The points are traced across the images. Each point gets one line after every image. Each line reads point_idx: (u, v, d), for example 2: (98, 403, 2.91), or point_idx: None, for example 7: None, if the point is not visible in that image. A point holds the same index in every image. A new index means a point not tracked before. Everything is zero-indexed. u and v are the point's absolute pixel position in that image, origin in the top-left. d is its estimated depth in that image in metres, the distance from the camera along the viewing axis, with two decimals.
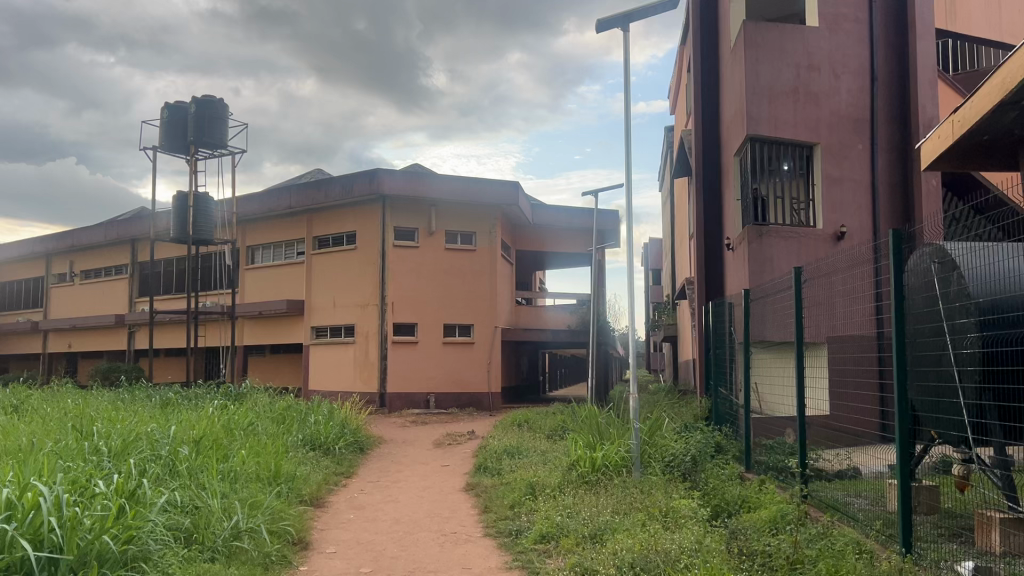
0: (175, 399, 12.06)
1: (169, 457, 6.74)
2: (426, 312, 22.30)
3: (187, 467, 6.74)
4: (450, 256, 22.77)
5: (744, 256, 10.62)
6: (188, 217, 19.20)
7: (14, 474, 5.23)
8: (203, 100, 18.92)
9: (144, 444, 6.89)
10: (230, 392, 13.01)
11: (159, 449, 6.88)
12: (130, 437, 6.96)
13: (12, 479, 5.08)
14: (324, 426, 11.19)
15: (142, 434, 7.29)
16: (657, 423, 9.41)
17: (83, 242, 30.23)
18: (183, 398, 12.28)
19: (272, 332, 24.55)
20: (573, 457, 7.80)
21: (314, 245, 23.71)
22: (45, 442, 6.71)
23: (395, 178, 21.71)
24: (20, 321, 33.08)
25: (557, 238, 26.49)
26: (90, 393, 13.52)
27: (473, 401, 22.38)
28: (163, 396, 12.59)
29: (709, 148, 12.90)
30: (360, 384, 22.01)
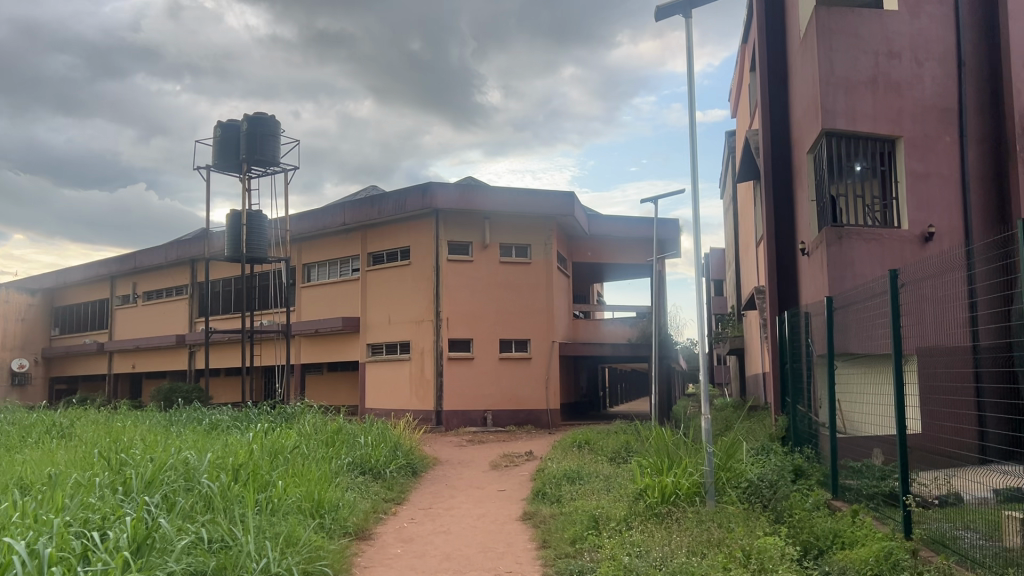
0: (224, 422, 11.68)
1: (201, 489, 6.28)
2: (482, 328, 21.78)
3: (220, 499, 6.27)
4: (505, 269, 22.22)
5: (823, 261, 9.76)
6: (241, 235, 19.07)
7: (25, 515, 4.81)
8: (255, 118, 18.83)
9: (176, 474, 6.46)
10: (281, 413, 12.62)
11: (192, 480, 6.43)
12: (162, 466, 6.54)
13: (21, 521, 4.65)
14: (375, 448, 10.69)
15: (177, 462, 6.87)
16: (732, 444, 8.63)
17: (145, 264, 30.67)
18: (232, 420, 11.96)
19: (329, 350, 24.34)
20: (640, 485, 7.10)
21: (369, 261, 23.44)
22: (74, 472, 6.33)
23: (448, 192, 21.33)
24: (86, 342, 33.74)
25: (615, 250, 25.73)
26: (142, 415, 13.29)
27: (532, 418, 21.72)
28: (212, 418, 12.24)
29: (778, 147, 12.06)
30: (416, 402, 21.57)
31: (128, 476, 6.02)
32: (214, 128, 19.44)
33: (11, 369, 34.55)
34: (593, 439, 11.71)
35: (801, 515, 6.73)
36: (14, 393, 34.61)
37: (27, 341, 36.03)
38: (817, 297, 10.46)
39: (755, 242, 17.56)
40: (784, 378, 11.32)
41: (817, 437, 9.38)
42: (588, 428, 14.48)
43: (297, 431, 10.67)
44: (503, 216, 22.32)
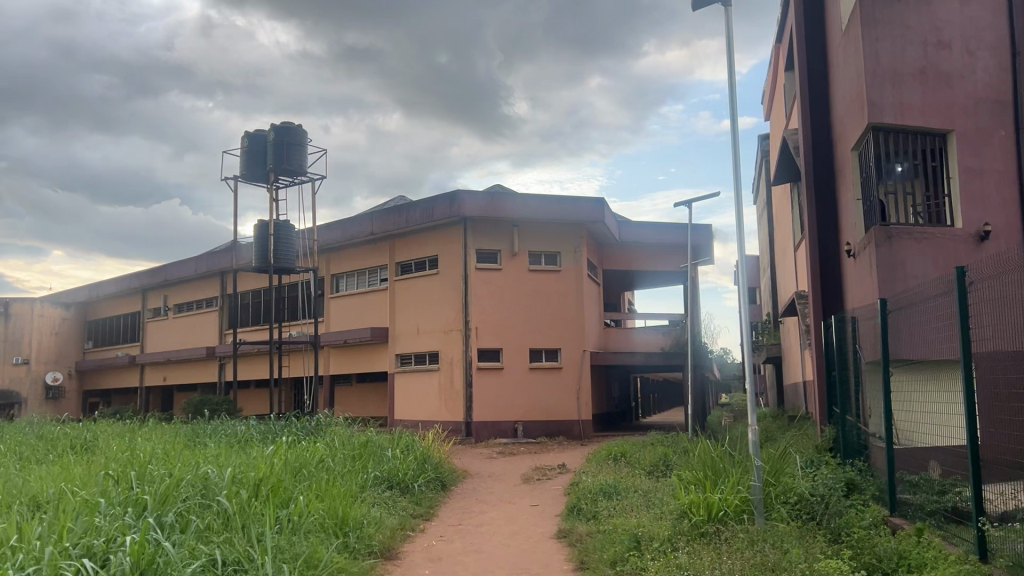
0: (251, 435, 11.42)
1: (218, 508, 5.97)
2: (512, 337, 21.40)
3: (238, 518, 5.95)
4: (535, 277, 21.84)
5: (871, 263, 9.25)
6: (269, 245, 18.88)
7: (24, 548, 4.53)
8: (282, 127, 18.67)
9: (193, 494, 6.15)
10: (307, 425, 12.34)
11: (209, 499, 6.12)
12: (178, 484, 6.24)
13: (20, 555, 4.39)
14: (403, 461, 10.33)
15: (195, 479, 6.57)
16: (778, 457, 8.15)
17: (176, 276, 30.78)
18: (257, 433, 11.69)
19: (357, 361, 24.11)
20: (684, 501, 6.65)
21: (397, 271, 23.19)
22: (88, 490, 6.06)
23: (476, 199, 21.05)
24: (118, 356, 33.95)
25: (647, 257, 25.24)
26: (169, 428, 13.09)
27: (563, 429, 21.24)
28: (239, 430, 11.98)
29: (820, 145, 11.55)
30: (446, 413, 21.24)
31: (141, 494, 5.74)
32: (242, 138, 19.33)
33: (45, 382, 34.98)
34: (630, 451, 11.26)
35: (859, 535, 6.23)
36: (48, 406, 34.97)
37: (61, 354, 36.40)
38: (864, 301, 9.94)
39: (794, 246, 17.00)
40: (831, 386, 10.78)
41: (869, 449, 8.84)
42: (623, 440, 14.01)
43: (324, 444, 10.35)
44: (531, 224, 21.95)
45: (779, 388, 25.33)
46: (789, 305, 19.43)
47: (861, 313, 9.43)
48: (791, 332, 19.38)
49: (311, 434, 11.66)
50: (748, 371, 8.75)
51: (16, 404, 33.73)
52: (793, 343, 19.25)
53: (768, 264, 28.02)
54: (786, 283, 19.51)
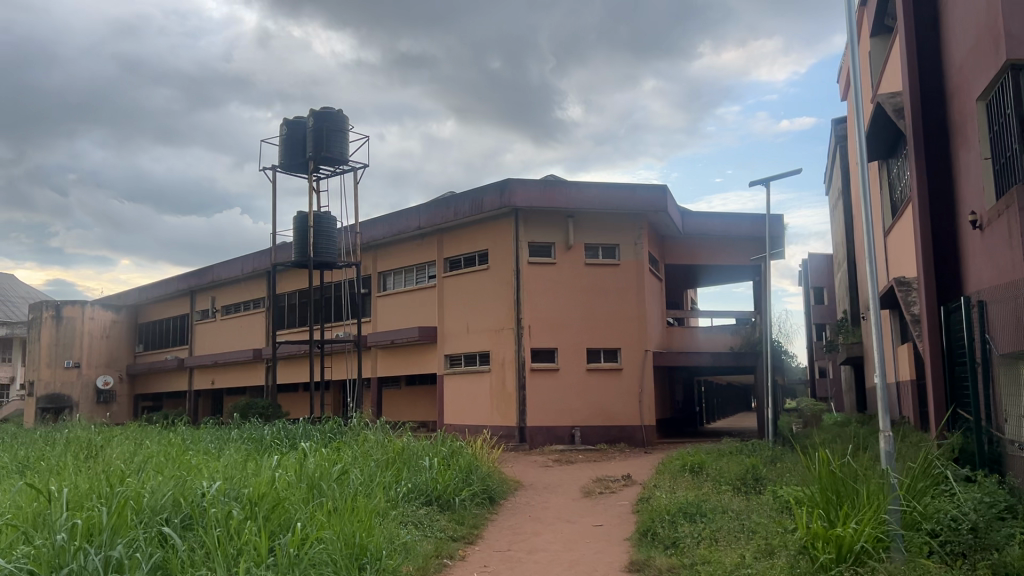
0: (278, 444, 10.21)
1: (187, 547, 4.91)
2: (568, 336, 19.92)
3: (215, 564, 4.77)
4: (593, 271, 20.31)
5: (1012, 231, 7.53)
6: (308, 238, 17.62)
7: None
8: (322, 113, 17.48)
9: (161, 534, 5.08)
10: (340, 432, 11.10)
11: (181, 540, 4.98)
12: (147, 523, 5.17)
13: None
14: (443, 471, 8.91)
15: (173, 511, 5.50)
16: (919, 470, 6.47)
17: (222, 277, 30.23)
18: (281, 440, 10.50)
19: (404, 362, 22.90)
20: (812, 539, 5.14)
21: (446, 267, 21.92)
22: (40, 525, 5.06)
23: (528, 188, 19.66)
24: (168, 358, 33.50)
25: (713, 249, 23.51)
26: (195, 434, 11.95)
27: (624, 436, 19.64)
28: (264, 438, 10.76)
29: (932, 102, 9.82)
30: (498, 417, 19.86)
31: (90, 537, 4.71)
32: (281, 127, 18.23)
33: (96, 386, 34.79)
34: (710, 461, 9.68)
35: None
36: (100, 410, 34.76)
37: (112, 358, 36.17)
38: (995, 280, 8.21)
39: (887, 231, 15.19)
40: (952, 385, 9.01)
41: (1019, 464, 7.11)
42: (696, 449, 12.40)
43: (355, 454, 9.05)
44: (588, 214, 20.44)
45: (858, 392, 23.29)
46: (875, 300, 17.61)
47: (996, 294, 7.72)
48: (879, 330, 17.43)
49: (346, 441, 10.36)
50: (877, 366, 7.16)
51: (68, 407, 33.89)
52: (880, 342, 17.41)
53: (843, 257, 25.98)
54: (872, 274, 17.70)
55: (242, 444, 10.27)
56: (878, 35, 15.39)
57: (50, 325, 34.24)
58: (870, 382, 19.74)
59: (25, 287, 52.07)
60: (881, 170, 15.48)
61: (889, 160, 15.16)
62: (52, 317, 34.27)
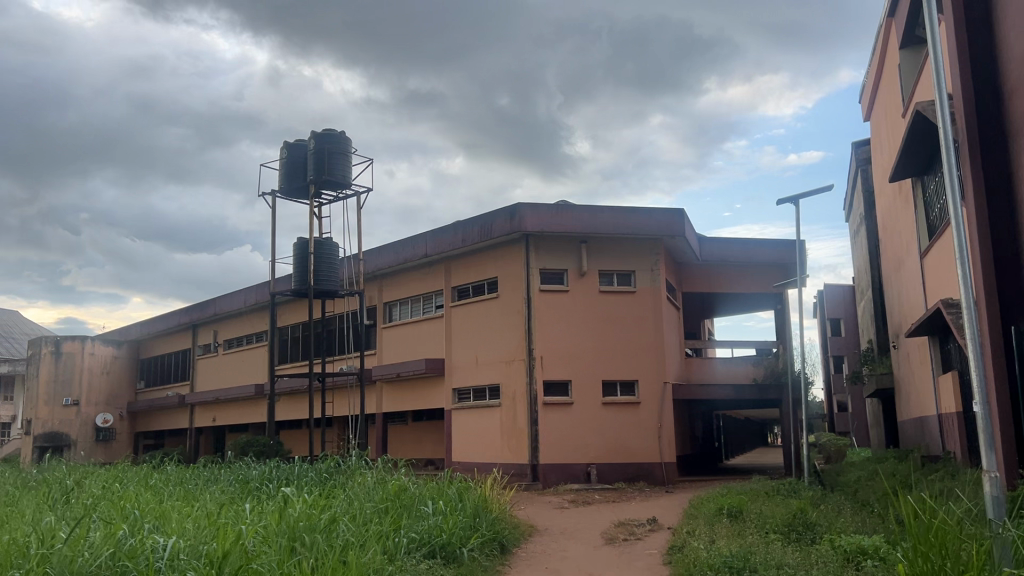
0: (266, 486, 9.22)
1: None
2: (582, 368, 18.91)
3: None
4: (607, 300, 19.35)
5: None
6: (308, 265, 16.69)
7: None
8: (323, 134, 16.71)
9: None
10: (337, 474, 10.09)
11: None
12: None
13: None
14: (449, 518, 7.88)
15: None
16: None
17: (224, 310, 29.42)
18: (267, 483, 9.49)
19: (411, 397, 21.88)
20: None
21: (453, 296, 21.02)
22: None
23: (539, 213, 18.80)
24: (169, 395, 32.56)
25: (733, 277, 22.53)
26: (180, 476, 10.96)
27: (644, 474, 18.52)
28: (251, 481, 9.76)
29: (988, 107, 8.97)
30: (509, 454, 18.78)
31: None
32: (281, 150, 17.43)
33: (95, 425, 33.82)
34: (747, 506, 8.63)
35: None
36: (99, 449, 33.76)
37: (113, 395, 35.26)
38: None
39: (923, 253, 14.20)
40: None
41: None
42: (727, 490, 11.37)
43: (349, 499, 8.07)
44: (602, 240, 19.54)
45: (889, 426, 22.09)
46: (908, 329, 16.58)
47: None
48: (914, 359, 16.34)
49: (341, 483, 9.35)
50: (975, 397, 6.51)
51: (66, 446, 32.91)
52: (916, 372, 16.31)
53: (866, 286, 24.94)
54: (904, 301, 16.70)
55: (225, 487, 9.28)
56: (907, 46, 14.62)
57: (49, 361, 33.37)
58: (903, 416, 18.58)
59: (28, 324, 51.42)
60: (915, 188, 14.53)
61: (923, 178, 14.25)
62: (51, 353, 33.43)
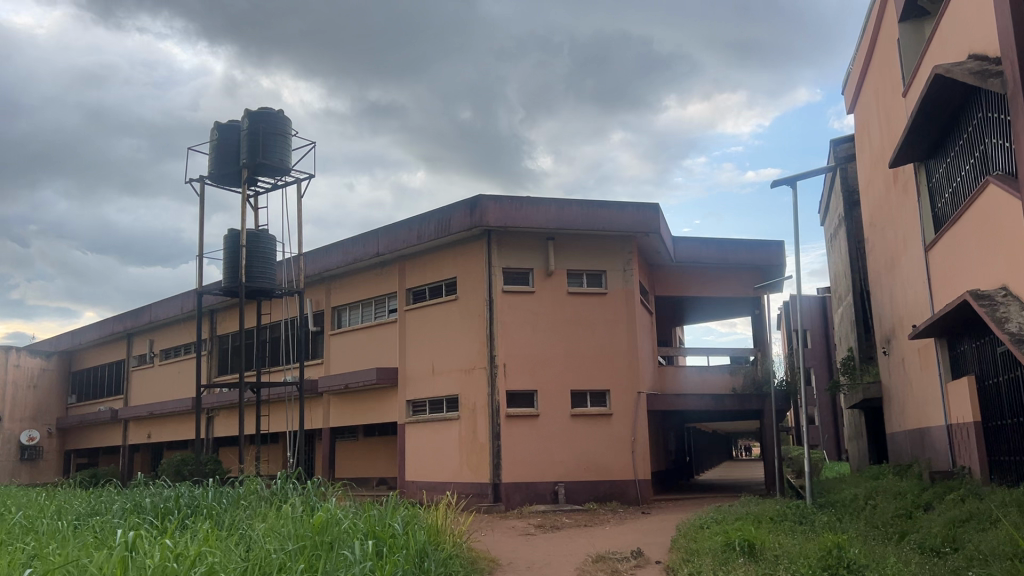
0: (162, 527, 7.37)
1: None
2: (550, 377, 17.22)
3: None
4: (576, 302, 17.70)
5: None
6: (240, 260, 14.72)
7: None
8: (258, 113, 14.83)
9: None
10: (251, 506, 8.22)
11: None
12: None
13: None
14: (382, 563, 6.11)
15: None
16: None
17: (159, 317, 27.17)
18: (159, 522, 7.56)
19: (362, 410, 19.93)
20: None
21: (408, 299, 19.19)
22: None
23: (501, 206, 17.07)
24: (100, 410, 30.08)
25: (709, 279, 21.04)
26: (64, 505, 8.99)
27: (616, 492, 16.87)
28: (146, 517, 7.90)
29: None
30: (469, 472, 16.97)
31: None
32: (211, 132, 15.44)
33: (20, 442, 31.14)
34: (763, 542, 6.95)
35: None
36: (25, 469, 31.09)
37: (40, 411, 32.63)
38: None
39: (928, 246, 12.84)
40: None
41: None
42: (719, 517, 9.78)
43: (244, 546, 6.30)
44: (571, 236, 17.93)
45: (873, 439, 20.73)
46: (905, 333, 15.21)
47: None
48: (912, 364, 14.93)
49: (251, 520, 7.50)
50: None
51: None
52: (914, 379, 14.90)
53: (845, 290, 23.68)
54: (900, 302, 15.34)
55: (109, 524, 7.45)
56: (907, 18, 13.36)
57: None
58: (894, 427, 17.24)
59: None
60: (918, 175, 13.17)
61: (926, 164, 12.93)
62: None
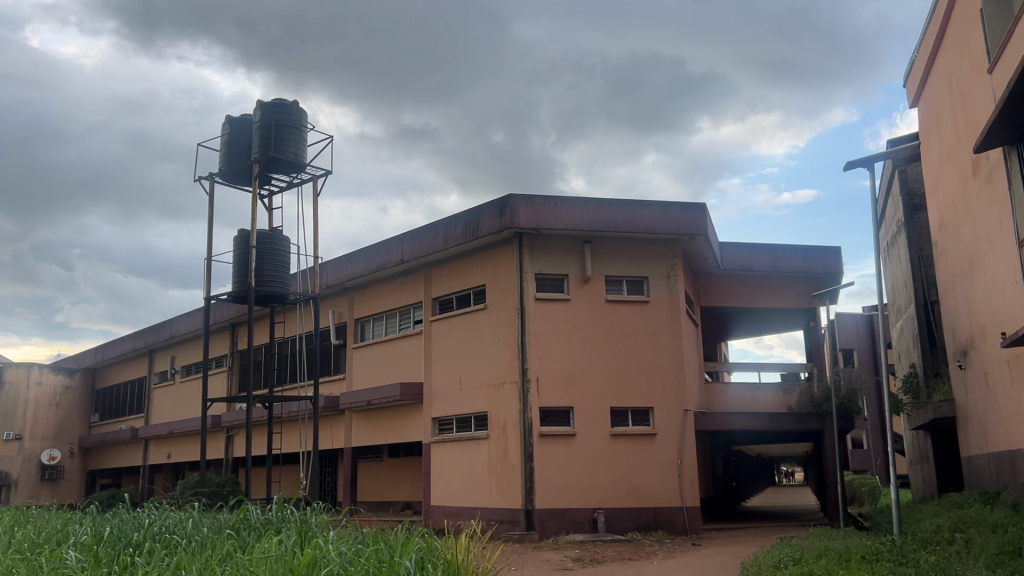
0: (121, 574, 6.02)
1: None
2: (587, 393, 15.76)
3: None
4: (615, 311, 16.25)
5: None
6: (248, 263, 13.50)
7: None
8: (272, 105, 13.74)
9: None
10: (232, 542, 6.98)
11: None
12: None
13: None
14: None
15: None
16: None
17: (180, 332, 26.28)
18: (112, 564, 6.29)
19: (385, 429, 18.61)
20: None
21: (434, 309, 17.91)
22: None
23: (534, 205, 15.75)
24: (121, 429, 29.17)
25: (760, 289, 19.44)
26: (31, 533, 7.78)
27: (660, 520, 15.29)
28: (107, 556, 6.56)
29: None
30: (499, 497, 15.52)
31: None
32: (222, 126, 14.37)
33: (41, 462, 30.29)
34: None
35: None
36: (45, 490, 30.19)
37: (62, 429, 31.82)
38: None
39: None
40: None
41: None
42: (797, 555, 8.27)
43: None
44: (610, 239, 16.51)
45: (943, 463, 18.88)
46: (989, 343, 13.50)
47: None
48: (998, 379, 13.19)
49: (230, 563, 6.11)
50: None
51: (6, 487, 29.33)
52: (1001, 396, 13.17)
53: (905, 302, 21.87)
54: (983, 308, 13.66)
55: (58, 567, 6.10)
56: None
57: None
58: (972, 449, 15.46)
59: None
60: (1009, 160, 11.58)
61: (1018, 147, 11.30)
62: None
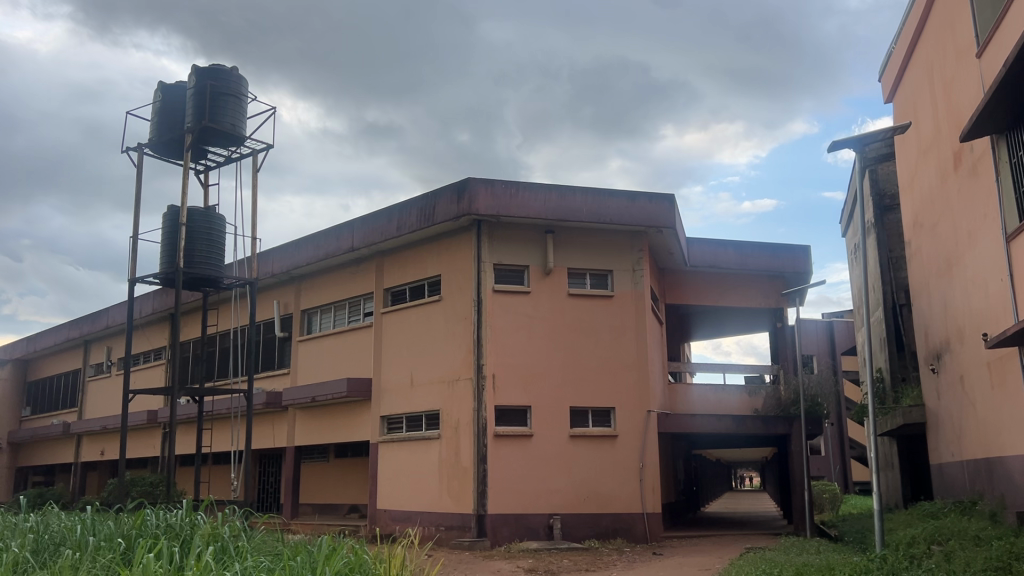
0: None
1: None
2: (546, 391, 14.83)
3: None
4: (577, 306, 15.35)
5: None
6: (177, 241, 12.29)
7: None
8: (208, 70, 12.60)
9: None
10: (117, 560, 5.84)
11: None
12: None
13: None
14: None
15: None
16: None
17: (116, 322, 24.79)
18: None
19: (331, 427, 17.46)
20: None
21: (385, 300, 16.84)
22: None
23: (494, 191, 14.78)
24: (53, 424, 27.54)
25: (727, 287, 18.73)
26: None
27: (620, 527, 14.43)
28: None
29: None
30: (449, 501, 14.51)
31: None
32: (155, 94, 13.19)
33: None
34: None
35: None
36: None
37: None
38: None
39: (1011, 235, 10.55)
40: None
41: None
42: (773, 571, 7.47)
43: None
44: (573, 230, 15.62)
45: (910, 470, 18.31)
46: (967, 345, 12.88)
47: None
48: (976, 383, 12.56)
49: None
50: None
51: None
52: (979, 401, 12.54)
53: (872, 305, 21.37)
54: (961, 308, 13.04)
55: None
56: None
57: None
58: (943, 456, 14.88)
59: None
60: (996, 149, 10.92)
61: (1005, 136, 10.66)
62: None
